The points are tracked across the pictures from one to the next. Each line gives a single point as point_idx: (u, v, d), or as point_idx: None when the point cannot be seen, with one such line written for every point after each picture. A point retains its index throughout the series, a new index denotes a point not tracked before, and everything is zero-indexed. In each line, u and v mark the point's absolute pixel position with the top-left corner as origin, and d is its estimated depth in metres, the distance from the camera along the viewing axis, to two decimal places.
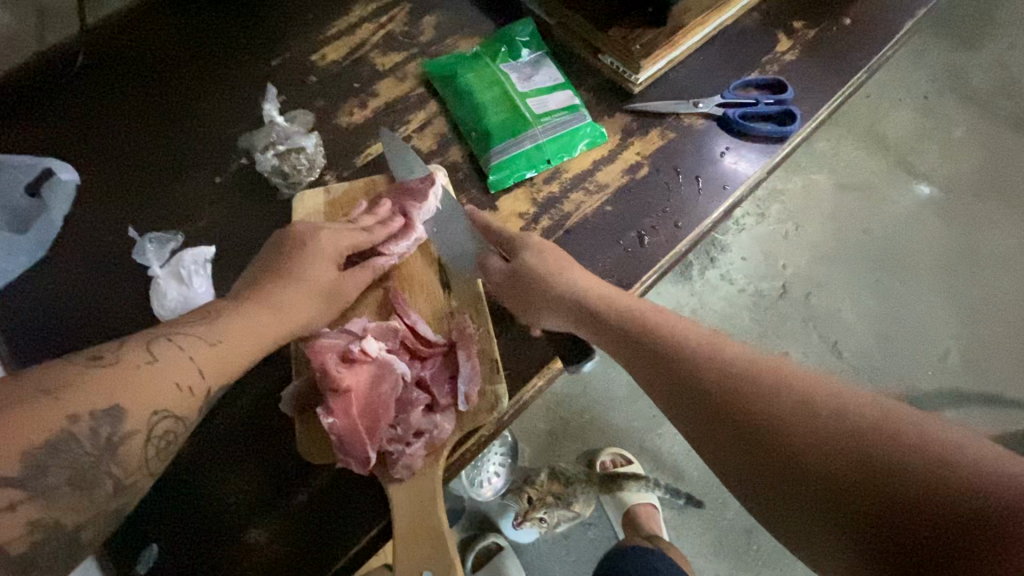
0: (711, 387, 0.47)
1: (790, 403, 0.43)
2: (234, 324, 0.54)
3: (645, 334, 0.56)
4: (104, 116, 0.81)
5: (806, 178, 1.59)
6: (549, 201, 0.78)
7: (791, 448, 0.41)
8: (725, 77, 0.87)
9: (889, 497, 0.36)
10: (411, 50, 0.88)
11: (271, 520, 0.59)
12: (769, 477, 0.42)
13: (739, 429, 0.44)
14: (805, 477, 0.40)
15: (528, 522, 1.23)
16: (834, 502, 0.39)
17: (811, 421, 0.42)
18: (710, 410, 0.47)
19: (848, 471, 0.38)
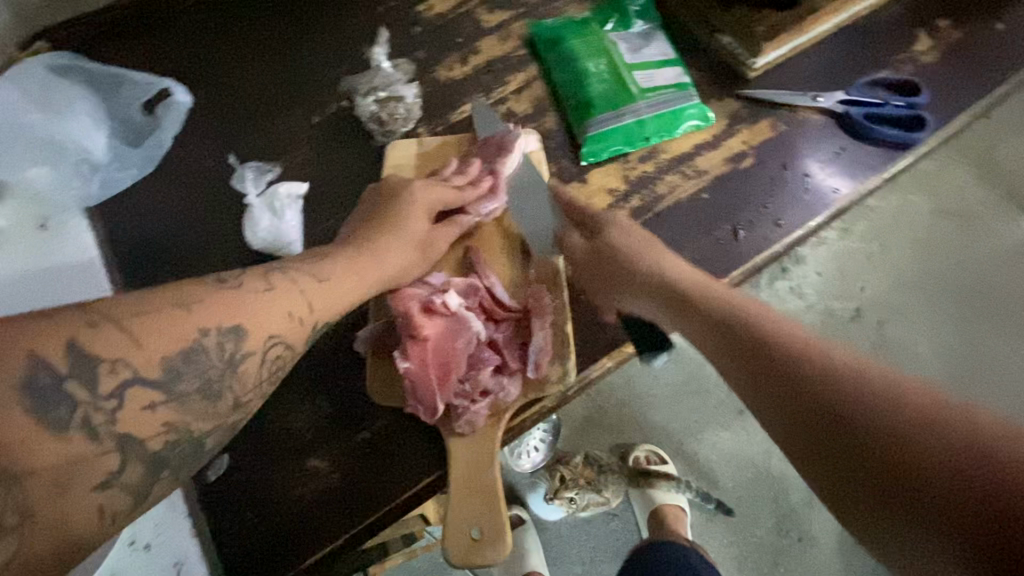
0: (765, 345, 0.43)
1: (843, 369, 0.39)
2: (333, 263, 0.55)
3: (701, 303, 0.51)
4: (218, 44, 0.84)
5: (904, 197, 1.47)
6: (642, 181, 0.75)
7: (832, 410, 0.37)
8: (850, 72, 0.80)
9: (932, 481, 0.32)
10: (518, 10, 0.86)
11: (333, 452, 0.61)
12: (818, 447, 0.38)
13: (781, 386, 0.41)
14: (840, 441, 0.36)
15: (558, 500, 1.25)
16: (870, 473, 0.35)
17: (863, 388, 0.37)
18: (757, 366, 0.43)
19: (889, 443, 0.34)
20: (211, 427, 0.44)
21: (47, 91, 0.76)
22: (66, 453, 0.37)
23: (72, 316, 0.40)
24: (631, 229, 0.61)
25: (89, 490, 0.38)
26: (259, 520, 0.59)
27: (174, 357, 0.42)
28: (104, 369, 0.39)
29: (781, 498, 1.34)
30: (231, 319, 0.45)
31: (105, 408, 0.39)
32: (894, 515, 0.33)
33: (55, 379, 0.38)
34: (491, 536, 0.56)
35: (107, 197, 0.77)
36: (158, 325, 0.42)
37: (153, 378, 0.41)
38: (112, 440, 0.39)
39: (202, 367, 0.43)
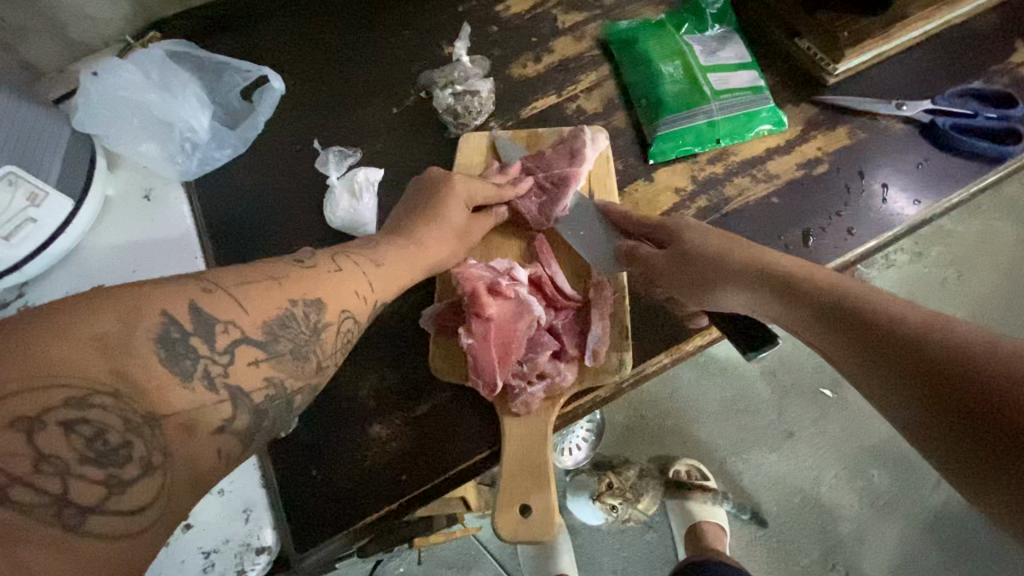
0: (871, 323, 0.44)
1: (950, 338, 0.39)
2: (390, 244, 0.60)
3: (777, 268, 0.54)
4: (309, 38, 0.91)
5: (985, 222, 1.38)
6: (711, 181, 0.74)
7: (937, 373, 0.38)
8: (938, 82, 0.77)
9: (1002, 398, 0.34)
10: (594, 12, 0.88)
11: (394, 420, 0.65)
12: (892, 370, 0.41)
13: (886, 359, 0.42)
14: (949, 401, 0.37)
15: (601, 500, 1.24)
16: (980, 432, 0.35)
17: (971, 345, 0.38)
18: (839, 313, 0.47)
19: (990, 393, 0.35)
20: (302, 385, 0.47)
21: (163, 73, 0.81)
22: (190, 401, 0.40)
23: (186, 281, 0.44)
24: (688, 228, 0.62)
25: (206, 436, 0.41)
26: (322, 476, 0.63)
27: (272, 322, 0.46)
28: (218, 329, 0.43)
29: (829, 529, 1.28)
30: (314, 293, 0.49)
31: (220, 362, 0.42)
32: (971, 441, 0.35)
33: (183, 334, 0.41)
34: (539, 517, 0.57)
35: (203, 173, 0.84)
36: (258, 293, 0.46)
37: (258, 339, 0.45)
38: (225, 388, 0.42)
39: (293, 333, 0.47)
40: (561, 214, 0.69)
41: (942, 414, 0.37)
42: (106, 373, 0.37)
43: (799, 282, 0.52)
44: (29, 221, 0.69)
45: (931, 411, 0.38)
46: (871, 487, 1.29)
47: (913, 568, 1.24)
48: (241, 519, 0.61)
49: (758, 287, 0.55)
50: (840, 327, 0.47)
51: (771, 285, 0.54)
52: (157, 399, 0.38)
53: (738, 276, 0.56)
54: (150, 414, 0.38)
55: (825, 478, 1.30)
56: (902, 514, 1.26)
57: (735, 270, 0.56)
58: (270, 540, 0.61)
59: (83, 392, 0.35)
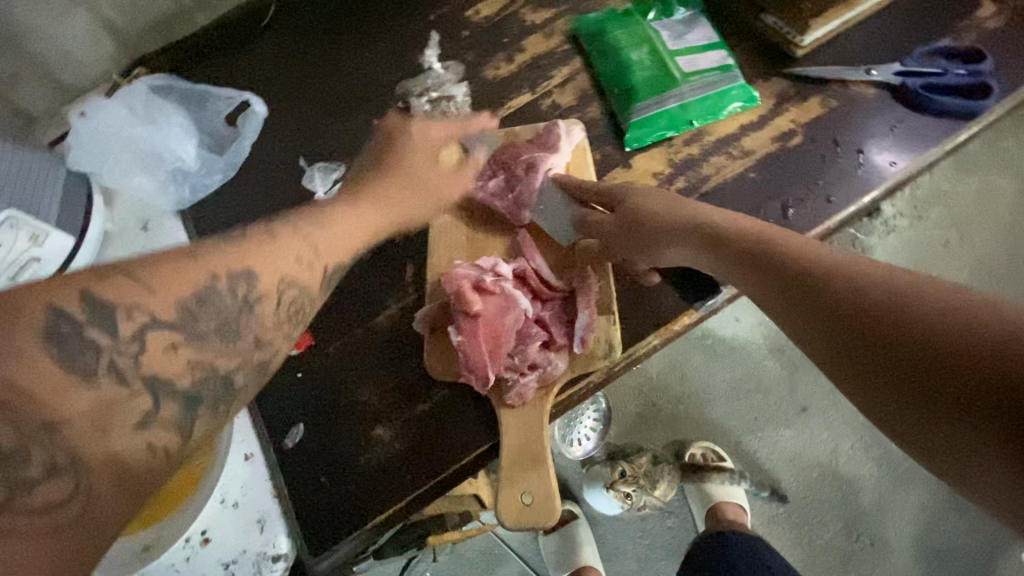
0: (790, 268, 0.46)
1: (856, 274, 0.41)
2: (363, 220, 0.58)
3: (709, 222, 0.56)
4: (288, 60, 0.93)
5: (983, 178, 1.37)
6: (687, 163, 0.75)
7: (844, 304, 0.40)
8: (907, 44, 0.78)
9: (891, 328, 0.36)
10: (561, 7, 0.89)
11: (394, 422, 0.67)
12: (805, 310, 0.43)
13: (804, 297, 0.44)
14: (854, 329, 0.38)
15: (614, 489, 1.25)
16: (877, 359, 0.36)
17: (871, 283, 0.39)
18: (765, 260, 0.49)
19: (884, 326, 0.37)
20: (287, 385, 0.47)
21: (148, 107, 0.85)
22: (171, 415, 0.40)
23: None
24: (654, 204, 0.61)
25: (195, 443, 0.41)
26: (330, 481, 0.66)
27: (188, 299, 0.41)
28: (122, 315, 0.38)
29: (850, 500, 1.28)
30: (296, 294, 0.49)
31: (129, 351, 0.38)
32: (865, 368, 0.37)
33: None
34: (541, 502, 0.59)
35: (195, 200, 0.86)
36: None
37: (173, 320, 0.40)
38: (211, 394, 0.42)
39: (216, 308, 0.42)
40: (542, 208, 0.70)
41: (842, 347, 0.39)
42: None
43: (734, 239, 0.53)
44: (34, 260, 0.72)
45: (835, 344, 0.40)
46: (886, 455, 1.28)
47: (935, 532, 1.24)
48: (255, 529, 0.63)
49: (688, 240, 0.57)
50: (763, 273, 0.48)
51: (705, 240, 0.55)
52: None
53: (683, 237, 0.57)
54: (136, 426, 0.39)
55: (842, 450, 1.30)
56: (921, 479, 1.26)
57: (684, 231, 0.57)
58: (285, 547, 0.63)
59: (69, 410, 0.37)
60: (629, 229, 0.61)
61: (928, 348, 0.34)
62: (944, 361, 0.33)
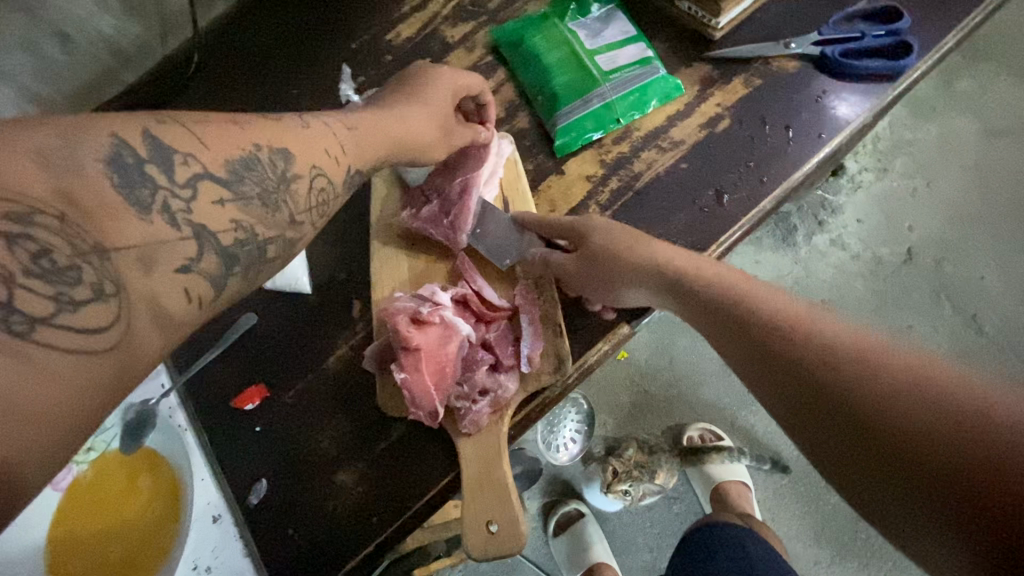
0: (743, 325, 0.47)
1: (813, 336, 0.40)
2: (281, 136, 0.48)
3: (669, 271, 0.57)
4: (215, 109, 0.92)
5: (939, 125, 1.36)
6: (619, 162, 0.75)
7: (805, 375, 0.39)
8: (825, 11, 0.77)
9: (849, 400, 0.36)
10: (480, 19, 0.88)
11: (355, 465, 0.66)
12: (766, 376, 0.43)
13: (762, 362, 0.43)
14: (817, 406, 0.38)
15: (614, 490, 1.24)
16: (844, 434, 0.36)
17: (820, 347, 0.39)
18: (726, 321, 0.49)
19: (842, 397, 0.36)
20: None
21: None
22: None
23: None
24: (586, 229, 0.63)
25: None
26: (300, 534, 0.65)
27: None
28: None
29: None
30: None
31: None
32: (831, 441, 0.37)
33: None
34: (507, 528, 0.58)
35: None
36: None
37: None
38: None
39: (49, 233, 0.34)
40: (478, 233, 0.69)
41: (808, 419, 0.38)
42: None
43: (701, 290, 0.54)
44: None
45: (799, 416, 0.39)
46: None
47: None
48: None
49: (643, 279, 0.59)
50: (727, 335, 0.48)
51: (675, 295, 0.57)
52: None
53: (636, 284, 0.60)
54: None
55: None
56: None
57: (640, 272, 0.59)
58: None
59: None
60: (584, 269, 0.63)
61: (889, 432, 0.33)
62: (904, 449, 0.33)
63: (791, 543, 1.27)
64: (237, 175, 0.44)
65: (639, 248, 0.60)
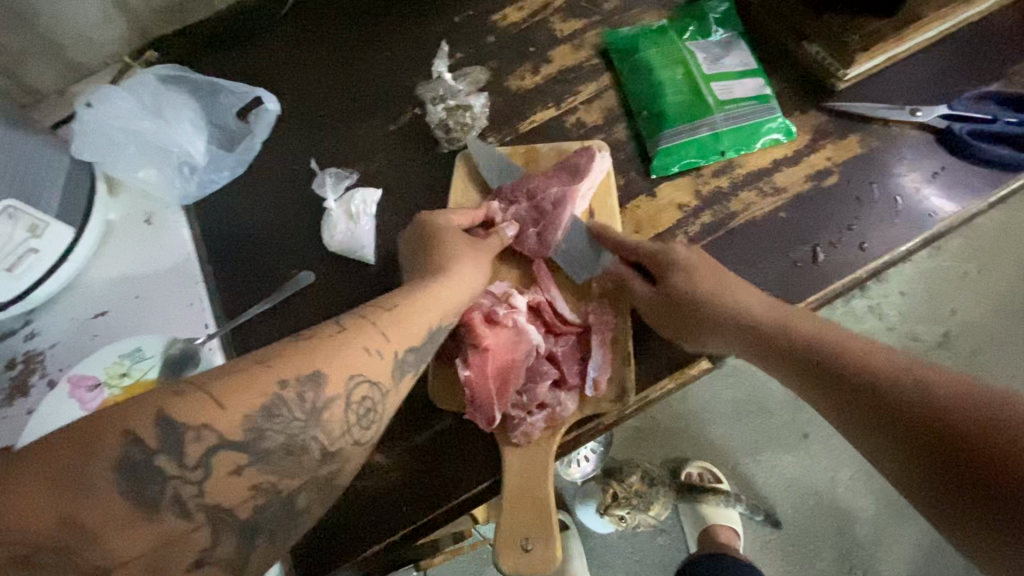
0: (834, 365, 0.48)
1: (918, 387, 0.43)
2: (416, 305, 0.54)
3: (745, 314, 0.56)
4: (305, 55, 0.89)
5: (1008, 214, 1.32)
6: (714, 197, 0.72)
7: (923, 423, 0.41)
8: (954, 84, 0.74)
9: (961, 443, 0.38)
10: (592, 18, 0.85)
11: (392, 449, 0.64)
12: (867, 413, 0.45)
13: (859, 403, 0.45)
14: (919, 446, 0.40)
15: (609, 513, 1.22)
16: (955, 477, 0.38)
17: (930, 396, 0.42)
18: (809, 359, 0.50)
19: (955, 442, 0.38)
20: (300, 483, 0.42)
21: (157, 99, 0.81)
22: (157, 536, 0.37)
23: None
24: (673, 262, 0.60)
25: (183, 567, 0.38)
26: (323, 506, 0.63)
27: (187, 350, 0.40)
28: (190, 436, 0.38)
29: (846, 532, 1.24)
30: (311, 365, 0.43)
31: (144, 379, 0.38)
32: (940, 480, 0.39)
33: (146, 455, 0.37)
34: (540, 547, 0.57)
35: (203, 196, 0.84)
36: (237, 384, 0.40)
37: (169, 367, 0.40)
38: (201, 514, 0.38)
39: (284, 422, 0.41)
40: (561, 248, 0.66)
41: (914, 458, 0.40)
42: (54, 526, 0.34)
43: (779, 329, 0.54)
44: (32, 252, 0.70)
45: (904, 452, 0.41)
46: (888, 490, 1.25)
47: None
48: None
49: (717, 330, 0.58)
50: (812, 373, 0.50)
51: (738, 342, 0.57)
52: (109, 542, 0.35)
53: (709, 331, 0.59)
54: (96, 568, 0.35)
55: (842, 479, 1.27)
56: (921, 520, 1.22)
57: (718, 322, 0.57)
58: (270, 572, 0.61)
59: (28, 548, 0.33)
60: (660, 297, 0.60)
61: (1002, 473, 0.36)
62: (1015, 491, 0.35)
63: None
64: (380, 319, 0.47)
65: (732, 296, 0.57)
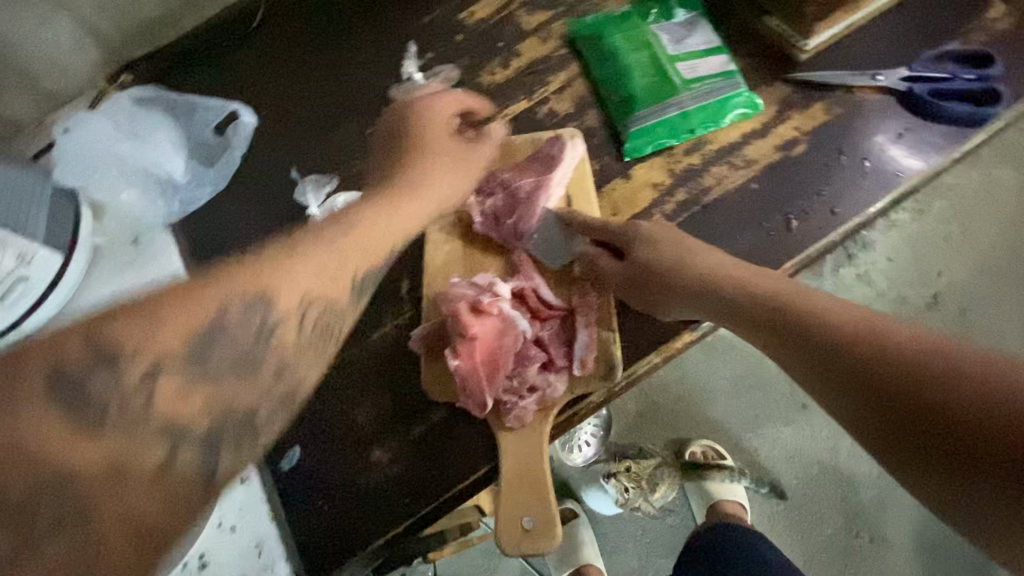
0: (787, 317, 0.52)
1: (860, 338, 0.46)
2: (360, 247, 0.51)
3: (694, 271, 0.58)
4: (278, 66, 0.90)
5: (985, 173, 1.34)
6: (688, 173, 0.74)
7: (873, 373, 0.44)
8: (911, 48, 0.76)
9: (901, 387, 0.42)
10: (558, 9, 0.86)
11: (391, 444, 0.66)
12: (819, 361, 0.48)
13: (812, 352, 0.49)
14: (868, 392, 0.44)
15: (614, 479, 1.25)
16: (897, 419, 0.42)
17: (875, 343, 0.45)
18: (764, 316, 0.54)
19: (898, 387, 0.42)
20: None
21: (133, 120, 0.83)
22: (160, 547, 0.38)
23: None
24: (652, 239, 0.61)
25: None
26: (332, 507, 0.64)
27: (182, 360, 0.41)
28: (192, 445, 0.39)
29: (849, 496, 1.26)
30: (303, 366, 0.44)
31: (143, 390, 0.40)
32: (885, 423, 0.42)
33: None
34: (542, 526, 0.58)
35: (187, 213, 0.85)
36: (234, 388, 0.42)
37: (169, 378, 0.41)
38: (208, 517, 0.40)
39: None
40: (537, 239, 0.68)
41: (864, 407, 0.44)
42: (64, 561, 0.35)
43: (733, 286, 0.57)
44: (21, 280, 0.66)
45: (854, 399, 0.45)
46: None
47: (939, 531, 1.22)
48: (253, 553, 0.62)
49: (679, 301, 0.60)
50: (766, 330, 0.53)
51: (750, 325, 0.55)
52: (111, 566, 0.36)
53: (712, 311, 0.57)
54: None
55: (842, 446, 1.29)
56: None
57: (682, 294, 0.59)
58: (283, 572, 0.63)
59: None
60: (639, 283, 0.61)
61: (934, 414, 0.40)
62: (944, 428, 0.39)
63: None
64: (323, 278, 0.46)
65: (704, 267, 0.58)
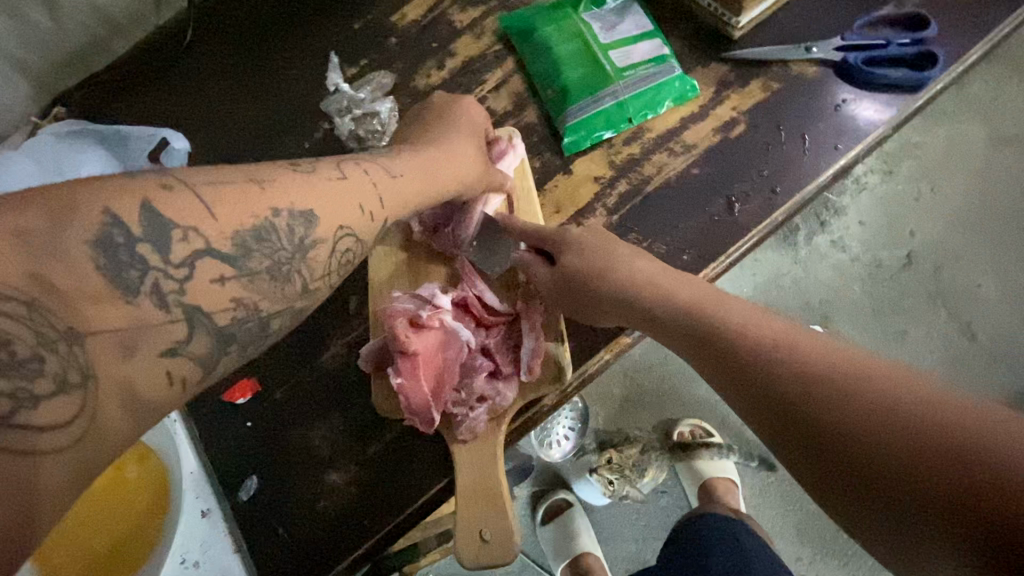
0: (703, 330, 0.48)
1: (764, 355, 0.42)
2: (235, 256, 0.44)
3: (621, 270, 0.57)
4: (209, 85, 0.88)
5: (953, 127, 1.28)
6: (629, 164, 0.72)
7: (775, 396, 0.39)
8: (845, 16, 0.74)
9: (805, 413, 0.37)
10: (489, 3, 0.84)
11: (348, 465, 0.65)
12: (731, 381, 0.44)
13: (725, 369, 0.44)
14: (774, 418, 0.39)
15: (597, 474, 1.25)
16: (802, 449, 0.37)
17: (780, 359, 0.40)
18: (683, 330, 0.50)
19: (801, 413, 0.37)
20: None
21: (57, 159, 0.81)
22: None
23: None
24: (588, 237, 0.60)
25: None
26: (288, 532, 0.64)
27: None
28: None
29: None
30: None
31: None
32: (793, 452, 0.38)
33: None
34: (502, 534, 0.58)
35: None
36: None
37: None
38: None
39: None
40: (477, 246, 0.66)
41: (774, 434, 0.40)
42: None
43: (660, 292, 0.53)
44: None
45: (764, 425, 0.41)
46: None
47: None
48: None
49: (607, 307, 0.57)
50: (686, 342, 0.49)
51: (673, 333, 0.51)
52: None
53: (632, 315, 0.55)
54: None
55: None
56: None
57: (609, 300, 0.57)
58: None
59: None
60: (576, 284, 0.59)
61: (835, 446, 0.35)
62: (849, 464, 0.34)
63: (775, 539, 1.27)
64: (246, 249, 0.40)
65: (641, 261, 0.57)
